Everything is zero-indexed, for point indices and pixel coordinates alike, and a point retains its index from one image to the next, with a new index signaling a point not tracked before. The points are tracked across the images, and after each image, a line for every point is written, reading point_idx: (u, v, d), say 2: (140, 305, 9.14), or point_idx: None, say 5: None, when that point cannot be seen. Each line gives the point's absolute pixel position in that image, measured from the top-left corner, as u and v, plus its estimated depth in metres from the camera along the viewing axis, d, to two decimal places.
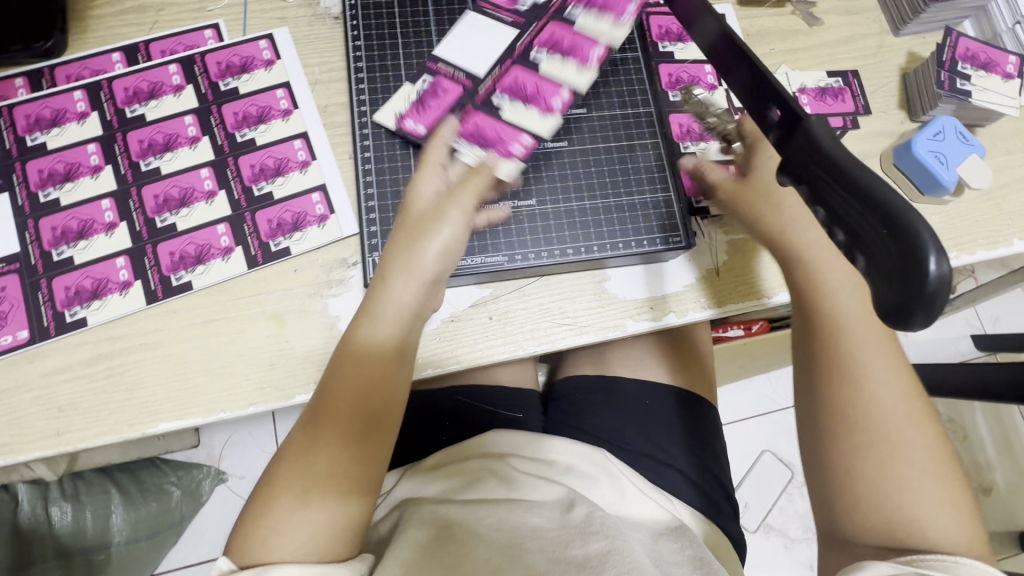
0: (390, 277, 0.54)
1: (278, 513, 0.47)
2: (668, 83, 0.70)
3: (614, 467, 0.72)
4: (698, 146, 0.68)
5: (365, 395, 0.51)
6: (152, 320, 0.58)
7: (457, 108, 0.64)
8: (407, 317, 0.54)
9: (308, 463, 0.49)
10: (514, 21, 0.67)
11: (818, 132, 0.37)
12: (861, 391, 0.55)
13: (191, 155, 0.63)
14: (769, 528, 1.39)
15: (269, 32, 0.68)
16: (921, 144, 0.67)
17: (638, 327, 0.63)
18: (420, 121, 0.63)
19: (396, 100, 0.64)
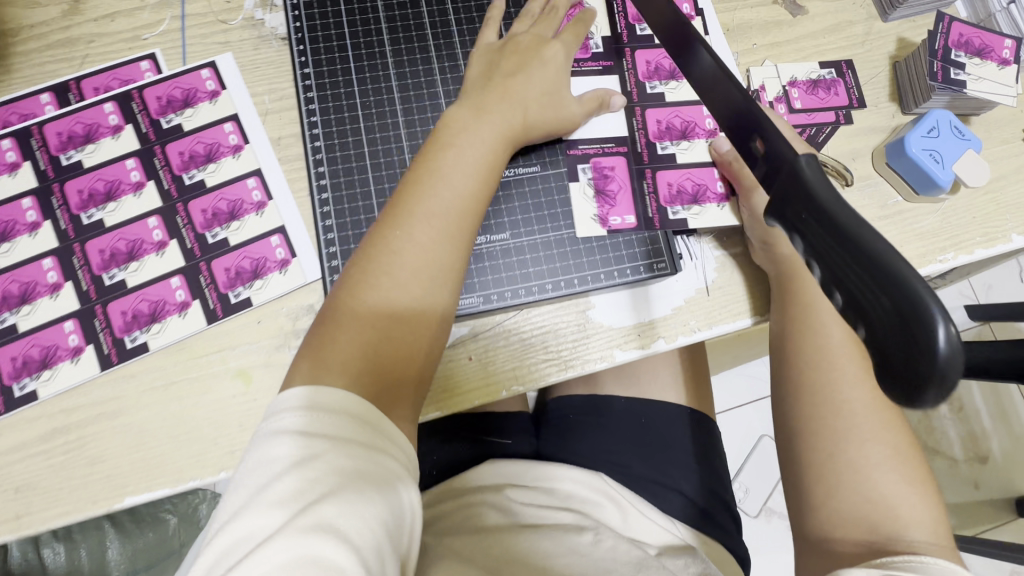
0: (439, 178, 0.51)
1: (324, 363, 0.45)
2: (645, 74, 0.65)
3: (612, 491, 0.70)
4: (680, 145, 0.64)
5: (406, 285, 0.48)
6: (109, 387, 0.54)
7: (630, 174, 0.62)
8: (445, 215, 0.50)
9: (346, 337, 0.46)
10: (607, 67, 0.65)
11: (809, 175, 0.33)
12: (831, 397, 0.58)
13: (136, 203, 0.58)
14: (772, 513, 1.39)
15: (211, 60, 0.62)
16: (914, 142, 0.63)
17: (627, 357, 0.59)
18: (620, 212, 0.61)
19: (577, 207, 0.61)
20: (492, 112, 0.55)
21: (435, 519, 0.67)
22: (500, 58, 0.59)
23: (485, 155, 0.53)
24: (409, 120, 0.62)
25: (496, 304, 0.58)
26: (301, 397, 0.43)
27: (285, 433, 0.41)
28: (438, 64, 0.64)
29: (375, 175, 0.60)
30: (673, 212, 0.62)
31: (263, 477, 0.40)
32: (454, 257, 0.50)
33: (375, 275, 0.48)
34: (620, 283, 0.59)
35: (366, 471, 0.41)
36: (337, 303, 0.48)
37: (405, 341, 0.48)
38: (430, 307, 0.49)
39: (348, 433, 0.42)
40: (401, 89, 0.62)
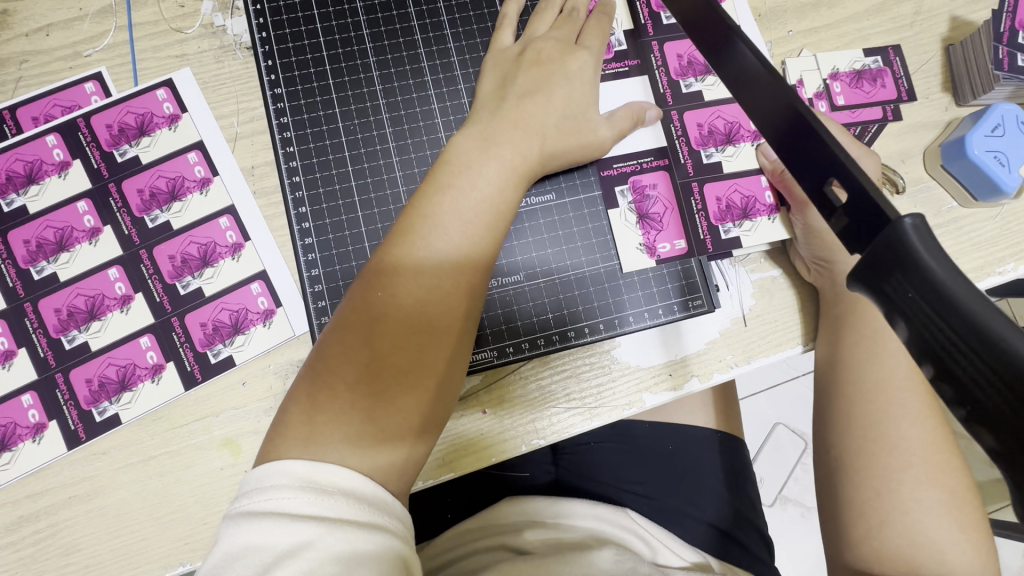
0: (451, 179, 0.44)
1: (300, 438, 0.36)
2: (678, 70, 0.57)
3: (638, 526, 0.62)
4: (725, 152, 0.56)
5: (415, 304, 0.40)
6: (78, 467, 0.48)
7: (673, 189, 0.55)
8: (465, 225, 0.43)
9: (347, 368, 0.38)
10: (633, 67, 0.57)
11: (916, 243, 0.26)
12: (886, 434, 0.50)
13: (93, 252, 0.51)
14: (786, 500, 1.08)
15: (167, 77, 0.54)
16: (977, 142, 0.56)
17: (657, 400, 0.53)
18: (669, 237, 0.55)
19: (621, 236, 0.55)
20: (502, 143, 0.46)
21: (446, 567, 0.61)
22: (515, 73, 0.51)
23: (491, 196, 0.44)
24: (400, 145, 0.54)
25: (511, 356, 0.52)
26: (286, 473, 0.34)
27: (273, 514, 0.33)
28: (431, 75, 0.55)
29: (364, 213, 0.53)
30: (725, 231, 0.55)
31: (245, 571, 0.31)
32: (453, 318, 0.41)
33: (369, 310, 0.40)
34: (651, 324, 0.54)
35: (375, 557, 0.33)
36: (314, 366, 0.39)
37: (396, 421, 0.38)
38: (427, 380, 0.40)
39: (349, 511, 0.34)
40: (390, 107, 0.54)
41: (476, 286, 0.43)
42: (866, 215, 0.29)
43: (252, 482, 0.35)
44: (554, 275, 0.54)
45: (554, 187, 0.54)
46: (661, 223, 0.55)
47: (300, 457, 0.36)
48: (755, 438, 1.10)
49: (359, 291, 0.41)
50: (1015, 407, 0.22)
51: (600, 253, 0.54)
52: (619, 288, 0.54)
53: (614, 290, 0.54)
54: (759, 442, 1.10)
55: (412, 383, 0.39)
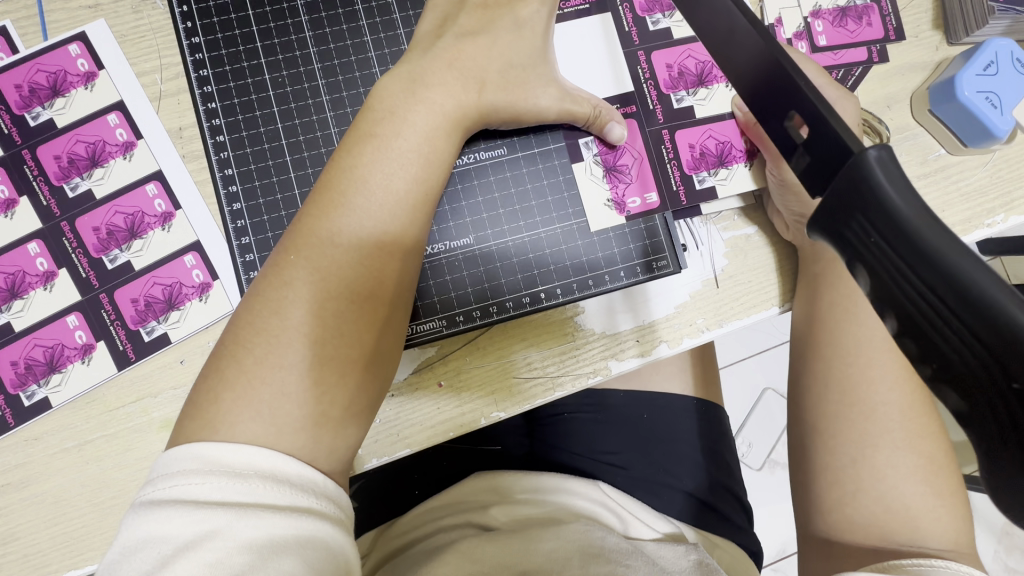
0: (374, 143, 0.41)
1: (210, 420, 0.36)
2: (642, 6, 0.52)
3: (609, 499, 0.61)
4: (697, 94, 0.52)
5: (337, 282, 0.39)
6: (10, 455, 0.46)
7: (642, 138, 0.51)
8: (389, 197, 0.41)
9: (270, 348, 0.37)
10: (594, 5, 0.52)
11: (884, 181, 0.22)
12: (860, 398, 0.47)
13: (10, 226, 0.47)
14: (775, 464, 1.07)
15: (80, 30, 0.49)
16: (966, 82, 0.51)
17: (622, 368, 0.50)
18: (639, 191, 0.51)
19: (588, 191, 0.51)
20: (432, 86, 0.43)
21: (412, 545, 0.59)
22: (459, 14, 0.46)
23: (419, 151, 0.42)
24: (334, 98, 0.49)
25: (462, 325, 0.49)
26: (196, 459, 0.34)
27: (178, 503, 0.32)
28: (367, 20, 0.50)
29: (297, 173, 0.48)
30: (699, 180, 0.52)
31: (145, 563, 0.31)
32: (376, 285, 0.40)
33: (290, 287, 0.39)
34: (614, 287, 0.51)
35: (285, 542, 0.32)
36: (231, 339, 0.39)
37: (318, 396, 0.38)
38: (351, 350, 0.39)
39: (261, 495, 0.34)
40: (321, 57, 0.50)
41: (400, 248, 0.41)
42: (828, 150, 0.25)
43: (162, 471, 0.34)
44: (506, 237, 0.50)
45: (505, 142, 0.50)
46: (630, 174, 0.51)
47: (212, 438, 0.35)
48: (743, 403, 1.08)
49: (276, 263, 0.40)
50: (987, 363, 0.20)
51: (557, 213, 0.51)
52: (578, 251, 0.51)
53: (572, 252, 0.50)
54: (748, 407, 1.08)
55: (340, 362, 0.39)
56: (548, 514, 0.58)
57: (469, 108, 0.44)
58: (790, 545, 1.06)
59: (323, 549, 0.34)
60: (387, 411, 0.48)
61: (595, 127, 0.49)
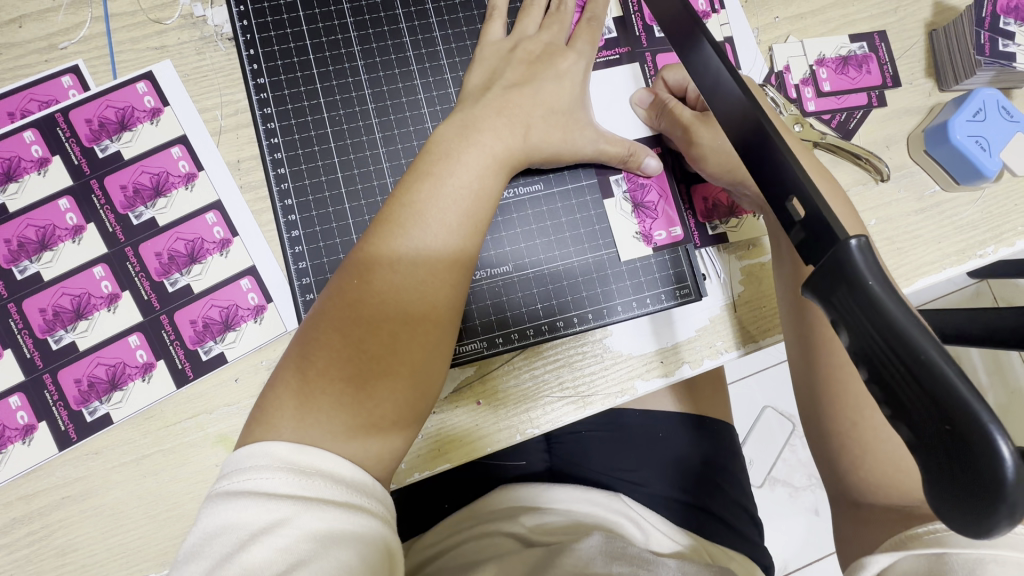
0: (429, 180, 0.45)
1: (279, 425, 0.39)
2: None
3: (631, 510, 0.63)
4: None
5: (392, 304, 0.42)
6: (71, 468, 0.48)
7: (666, 188, 0.56)
8: (442, 228, 0.44)
9: (331, 363, 0.41)
10: (623, 55, 0.57)
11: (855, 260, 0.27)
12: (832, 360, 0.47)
13: (78, 250, 0.50)
14: (776, 481, 1.10)
15: (147, 70, 0.52)
16: (959, 127, 0.56)
17: (649, 387, 0.54)
18: (664, 225, 0.55)
19: (617, 225, 0.55)
20: (483, 130, 0.47)
21: (438, 557, 0.62)
22: (504, 66, 0.51)
23: (469, 188, 0.46)
24: (387, 135, 0.53)
25: (501, 347, 0.52)
26: (265, 455, 0.37)
27: (252, 493, 0.36)
28: (417, 65, 0.55)
29: (352, 205, 0.52)
30: (713, 227, 0.56)
31: (223, 547, 0.34)
32: (428, 307, 0.43)
33: (352, 306, 0.42)
34: (641, 313, 0.54)
35: (342, 535, 0.35)
36: (296, 353, 0.42)
37: (375, 406, 0.41)
38: (403, 367, 0.42)
39: (325, 491, 0.37)
40: (375, 97, 0.54)
41: (450, 271, 0.44)
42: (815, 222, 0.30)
43: (233, 465, 0.37)
44: (543, 265, 0.54)
45: (542, 177, 0.54)
46: (652, 216, 0.55)
47: (280, 439, 0.38)
48: (745, 418, 1.12)
49: (336, 283, 0.44)
50: (934, 411, 0.24)
51: (588, 243, 0.55)
52: (607, 279, 0.54)
53: (602, 279, 0.54)
54: (749, 422, 1.11)
55: (396, 375, 0.42)
56: (573, 524, 0.60)
57: (516, 148, 0.48)
58: (794, 560, 1.08)
59: (373, 545, 0.36)
60: (428, 428, 0.51)
61: (630, 165, 0.54)
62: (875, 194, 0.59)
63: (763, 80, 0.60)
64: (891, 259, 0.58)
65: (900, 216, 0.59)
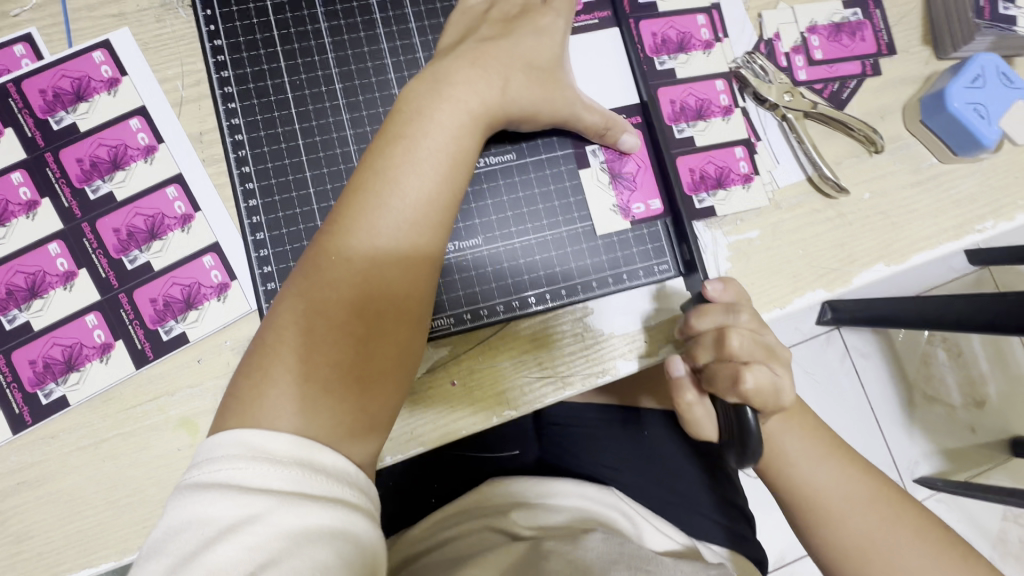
0: (403, 146, 0.42)
1: (253, 416, 0.37)
2: (652, 47, 0.56)
3: (622, 503, 0.60)
4: (696, 127, 0.55)
5: (374, 280, 0.40)
6: (26, 452, 0.46)
7: (649, 160, 0.53)
8: (422, 196, 0.42)
9: (313, 346, 0.39)
10: (604, 20, 0.54)
11: None
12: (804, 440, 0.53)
13: (32, 226, 0.48)
14: None
15: (104, 38, 0.50)
16: (957, 94, 0.54)
17: (631, 367, 0.51)
18: (643, 198, 0.53)
19: (592, 196, 0.53)
20: (455, 84, 0.45)
21: (432, 551, 0.59)
22: (477, 27, 0.49)
23: (447, 150, 0.43)
24: (351, 101, 0.51)
25: (471, 323, 0.50)
26: (239, 445, 0.35)
27: (224, 486, 0.34)
28: (384, 29, 0.52)
29: (313, 174, 0.50)
30: (699, 199, 0.54)
31: (191, 543, 0.33)
32: (411, 280, 0.42)
33: (331, 285, 0.40)
34: (617, 290, 0.52)
35: (318, 531, 0.33)
36: (269, 339, 0.39)
37: (363, 386, 0.39)
38: (389, 345, 0.40)
39: (303, 483, 0.35)
40: (339, 62, 0.51)
41: (433, 242, 0.43)
42: None
43: (205, 457, 0.35)
44: (515, 238, 0.51)
45: (514, 147, 0.52)
46: (630, 188, 0.53)
47: (256, 429, 0.36)
48: None
49: (311, 255, 0.41)
50: None
51: (563, 215, 0.52)
52: (583, 252, 0.52)
53: (577, 253, 0.52)
54: None
55: (385, 352, 0.40)
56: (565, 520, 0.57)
57: (489, 108, 0.46)
58: (790, 552, 1.07)
59: (353, 540, 0.34)
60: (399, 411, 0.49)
61: (607, 141, 0.51)
62: (870, 166, 0.57)
63: (751, 48, 0.57)
64: (886, 234, 0.56)
65: (895, 189, 0.57)
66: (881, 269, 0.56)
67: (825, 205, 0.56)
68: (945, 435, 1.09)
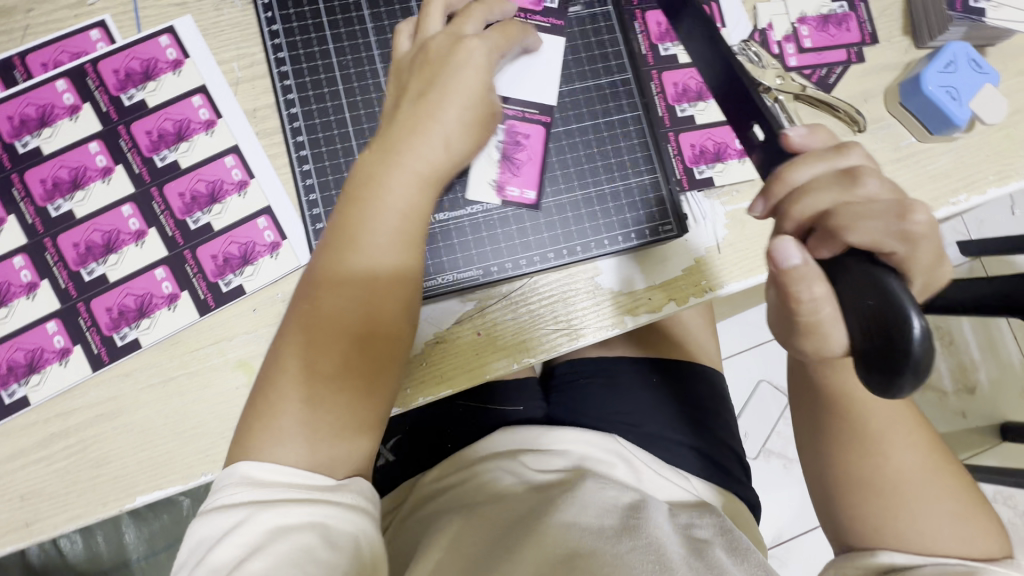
0: (381, 173, 0.48)
1: (260, 430, 0.44)
2: (657, 36, 0.62)
3: (625, 450, 0.67)
4: (697, 107, 0.61)
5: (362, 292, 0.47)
6: (103, 388, 0.52)
7: (651, 135, 0.60)
8: (401, 212, 0.48)
9: (317, 353, 0.46)
10: (556, 26, 0.60)
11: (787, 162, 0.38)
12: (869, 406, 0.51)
13: (107, 190, 0.54)
14: (770, 453, 1.14)
15: (169, 25, 0.56)
16: (932, 79, 0.60)
17: (637, 321, 0.57)
18: (520, 184, 0.58)
19: (478, 171, 0.57)
20: (406, 129, 0.49)
21: (437, 496, 0.66)
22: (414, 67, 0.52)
23: (418, 169, 0.49)
24: (391, 79, 0.57)
25: (496, 277, 0.56)
26: (233, 473, 0.43)
27: (223, 504, 0.41)
28: (419, 16, 0.59)
29: (359, 143, 0.56)
30: (699, 171, 0.60)
31: (201, 553, 0.40)
32: (395, 285, 0.48)
33: (327, 303, 0.46)
34: (627, 248, 0.58)
35: (295, 525, 0.40)
36: (280, 352, 0.46)
37: (365, 378, 0.46)
38: (382, 341, 0.47)
39: (281, 493, 0.42)
40: (380, 45, 0.58)
41: (411, 252, 0.49)
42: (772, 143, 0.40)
43: (217, 482, 0.43)
44: (536, 201, 0.58)
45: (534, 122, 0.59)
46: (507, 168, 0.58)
47: (261, 447, 0.44)
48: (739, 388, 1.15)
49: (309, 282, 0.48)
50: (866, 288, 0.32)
51: (579, 181, 0.59)
52: (596, 215, 0.58)
53: (591, 215, 0.58)
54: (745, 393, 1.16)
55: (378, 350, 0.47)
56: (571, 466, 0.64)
57: (443, 133, 0.50)
58: (788, 528, 1.12)
59: (326, 530, 0.41)
60: (432, 355, 0.55)
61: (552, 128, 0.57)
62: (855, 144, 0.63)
63: (746, 37, 0.64)
64: None
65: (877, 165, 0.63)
66: None
67: None
68: (938, 418, 1.15)
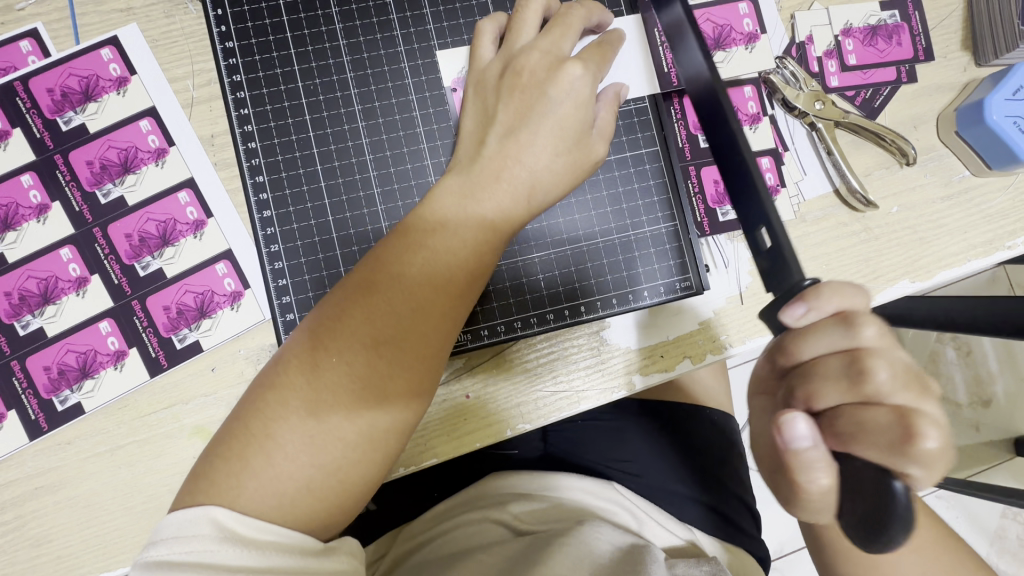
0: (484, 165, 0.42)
1: (259, 436, 0.36)
2: None
3: (624, 499, 0.61)
4: None
5: (418, 284, 0.39)
6: (43, 458, 0.46)
7: (666, 176, 0.52)
8: (490, 212, 0.41)
9: (349, 336, 0.38)
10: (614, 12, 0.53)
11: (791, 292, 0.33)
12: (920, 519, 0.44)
13: (43, 231, 0.47)
14: None
15: (112, 34, 0.48)
16: (996, 107, 0.52)
17: (648, 382, 0.51)
18: None
19: None
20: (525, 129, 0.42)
21: (424, 546, 0.59)
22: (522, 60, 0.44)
23: (522, 166, 0.42)
24: (366, 107, 0.50)
25: (487, 339, 0.49)
26: (206, 520, 0.34)
27: (195, 567, 0.32)
28: (400, 30, 0.50)
29: (328, 183, 0.49)
30: (722, 213, 0.53)
31: None
32: (456, 289, 0.40)
33: (378, 284, 0.39)
34: (635, 307, 0.51)
35: None
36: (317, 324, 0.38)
37: (388, 383, 0.38)
38: (419, 349, 0.39)
39: (276, 559, 0.34)
40: (354, 64, 0.50)
41: (487, 256, 0.41)
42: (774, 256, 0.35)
43: (175, 534, 0.33)
44: (532, 252, 0.51)
45: None
46: None
47: (252, 467, 0.35)
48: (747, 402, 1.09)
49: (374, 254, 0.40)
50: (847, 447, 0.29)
51: (582, 229, 0.51)
52: (602, 269, 0.51)
53: (596, 269, 0.51)
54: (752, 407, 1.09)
55: (411, 359, 0.38)
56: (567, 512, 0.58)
57: (558, 131, 0.42)
58: (789, 543, 1.07)
59: None
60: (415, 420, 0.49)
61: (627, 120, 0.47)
62: (900, 178, 0.55)
63: (782, 53, 0.55)
64: (914, 249, 0.54)
65: (925, 204, 0.55)
66: (908, 285, 0.54)
67: (852, 219, 0.54)
68: None
